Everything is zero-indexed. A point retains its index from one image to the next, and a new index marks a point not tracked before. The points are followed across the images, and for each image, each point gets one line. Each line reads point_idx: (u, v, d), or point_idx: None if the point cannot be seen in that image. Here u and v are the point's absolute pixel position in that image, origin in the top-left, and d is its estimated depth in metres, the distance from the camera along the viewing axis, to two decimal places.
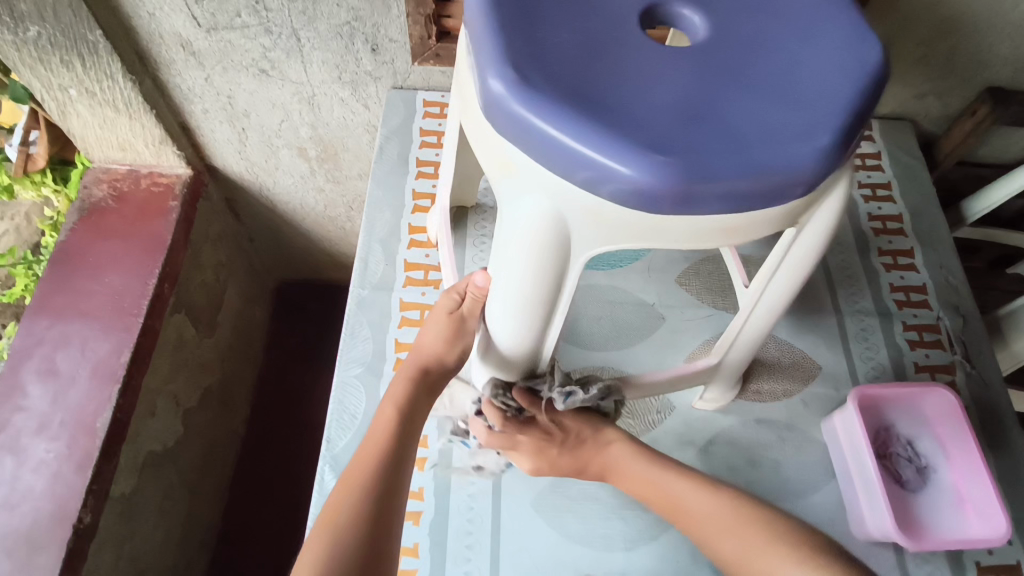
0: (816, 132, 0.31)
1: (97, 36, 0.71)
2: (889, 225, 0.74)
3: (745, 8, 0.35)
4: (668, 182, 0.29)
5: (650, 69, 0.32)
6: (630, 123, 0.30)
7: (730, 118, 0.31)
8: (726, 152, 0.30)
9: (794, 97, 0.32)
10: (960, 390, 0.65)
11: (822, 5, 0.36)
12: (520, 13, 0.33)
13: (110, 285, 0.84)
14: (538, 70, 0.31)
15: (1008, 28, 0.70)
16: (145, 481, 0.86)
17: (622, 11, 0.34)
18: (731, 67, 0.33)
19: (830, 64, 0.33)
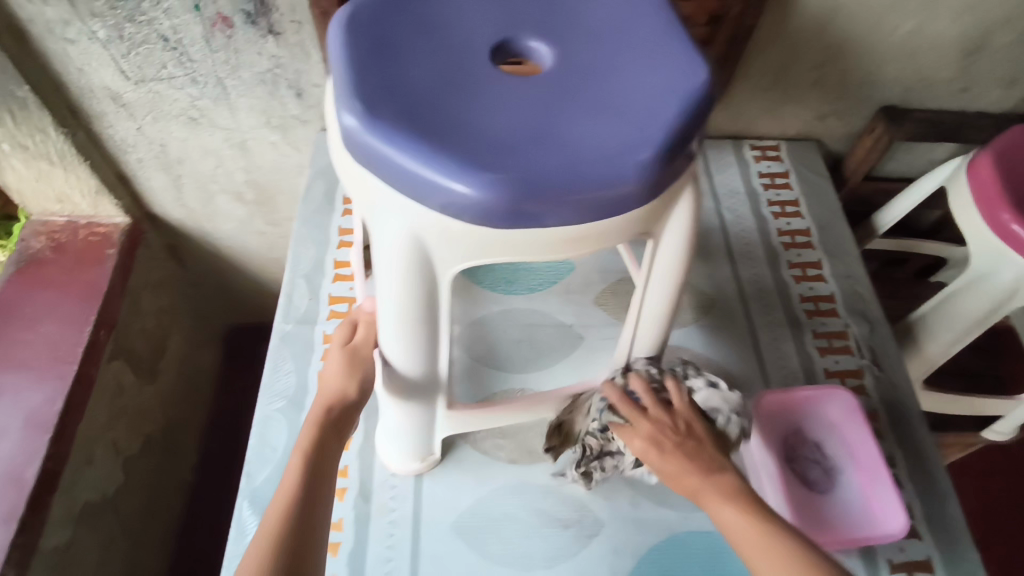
0: (646, 145, 0.33)
1: (25, 93, 0.72)
2: (798, 239, 0.78)
3: (590, 37, 0.38)
4: (505, 199, 0.31)
5: (495, 96, 0.34)
6: (469, 145, 0.32)
7: (566, 136, 0.33)
8: (559, 170, 0.32)
9: (628, 115, 0.34)
10: (869, 392, 0.67)
11: (663, 32, 0.38)
12: (376, 50, 0.35)
13: (44, 334, 0.84)
14: (384, 101, 0.33)
15: (887, 50, 0.75)
16: (81, 532, 0.85)
17: (475, 45, 0.37)
18: (573, 91, 0.35)
19: (666, 84, 0.36)
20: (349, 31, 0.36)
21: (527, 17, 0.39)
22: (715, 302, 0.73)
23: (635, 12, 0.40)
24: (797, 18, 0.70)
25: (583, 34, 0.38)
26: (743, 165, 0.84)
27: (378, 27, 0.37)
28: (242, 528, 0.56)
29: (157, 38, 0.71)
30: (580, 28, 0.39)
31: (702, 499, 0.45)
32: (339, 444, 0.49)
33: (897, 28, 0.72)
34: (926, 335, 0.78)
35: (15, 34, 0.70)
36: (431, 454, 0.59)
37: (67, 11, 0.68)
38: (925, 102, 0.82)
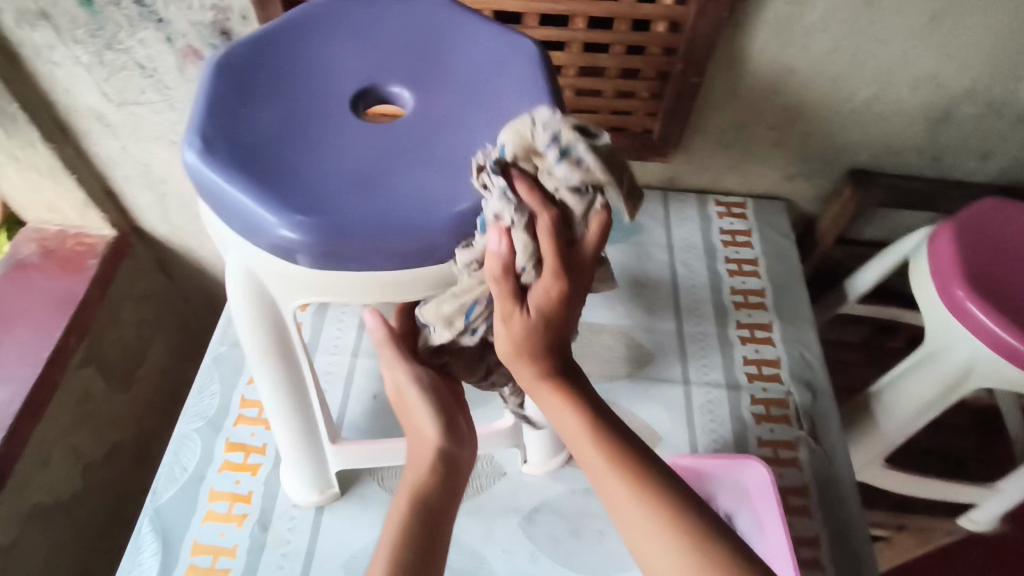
0: (454, 202, 0.36)
1: (15, 108, 0.79)
2: (751, 299, 0.76)
3: (444, 91, 0.41)
4: (313, 243, 0.35)
5: (330, 145, 0.38)
6: (290, 190, 0.36)
7: (384, 187, 0.36)
8: (367, 215, 0.35)
9: (448, 171, 0.37)
10: (803, 466, 0.64)
11: (514, 87, 0.41)
12: (237, 97, 0.39)
13: (16, 336, 0.87)
14: (224, 141, 0.37)
15: (850, 114, 0.74)
16: (28, 532, 0.87)
17: (332, 95, 0.40)
18: (405, 144, 0.38)
19: (497, 140, 0.39)
20: (220, 75, 0.40)
21: (391, 70, 0.42)
22: (653, 357, 0.71)
23: (497, 69, 0.42)
24: (750, 77, 0.71)
25: (438, 89, 0.41)
26: (704, 220, 0.83)
27: (247, 74, 0.41)
28: (137, 545, 0.57)
29: (134, 65, 0.77)
30: (438, 82, 0.42)
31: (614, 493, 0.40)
32: (457, 481, 0.46)
33: (857, 93, 0.72)
34: (883, 413, 0.73)
35: (8, 56, 0.76)
36: (330, 487, 0.59)
37: (52, 37, 0.74)
38: (897, 167, 0.80)
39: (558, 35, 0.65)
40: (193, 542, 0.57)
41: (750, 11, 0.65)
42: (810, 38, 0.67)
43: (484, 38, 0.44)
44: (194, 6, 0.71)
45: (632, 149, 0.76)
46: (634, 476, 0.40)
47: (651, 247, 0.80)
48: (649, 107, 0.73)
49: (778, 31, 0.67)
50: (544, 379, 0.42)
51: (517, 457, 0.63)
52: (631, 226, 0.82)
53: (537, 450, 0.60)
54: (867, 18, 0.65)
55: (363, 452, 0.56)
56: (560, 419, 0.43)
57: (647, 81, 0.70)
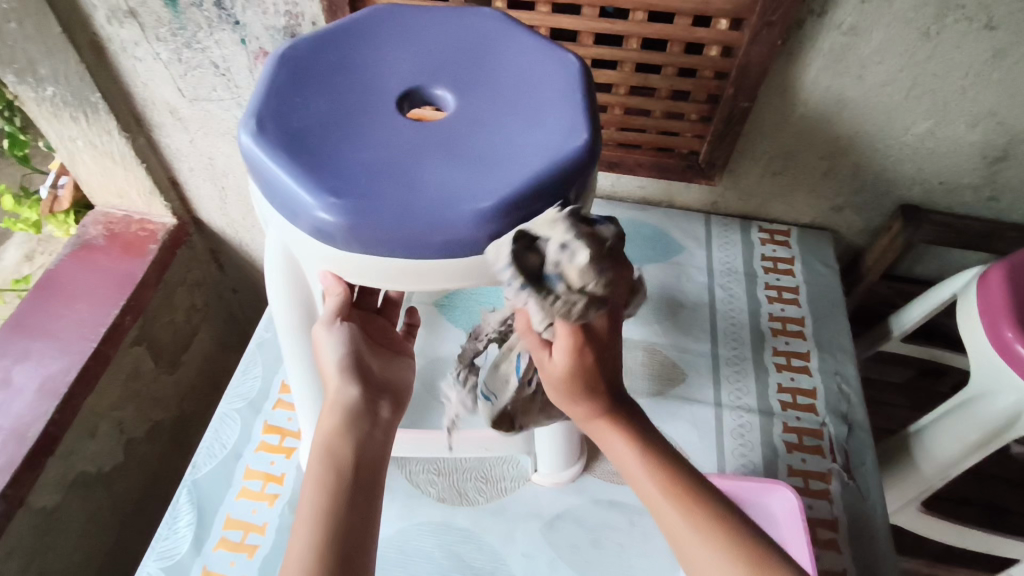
0: (479, 200, 0.37)
1: (97, 98, 0.85)
2: (789, 327, 0.75)
3: (486, 96, 0.43)
4: (343, 226, 0.37)
5: (371, 137, 0.40)
6: (329, 175, 0.38)
7: (416, 180, 0.38)
8: (394, 203, 0.37)
9: (479, 171, 0.38)
10: (835, 500, 0.63)
11: (554, 98, 0.43)
12: (293, 86, 0.42)
13: (78, 311, 0.92)
14: (275, 124, 0.40)
15: (903, 149, 0.73)
16: (72, 498, 0.91)
17: (380, 92, 0.43)
18: (441, 143, 0.40)
19: (529, 145, 0.40)
20: (281, 66, 0.43)
21: (438, 74, 0.44)
22: (685, 376, 0.71)
23: (538, 81, 0.44)
24: (802, 105, 0.71)
25: (480, 95, 0.43)
26: (747, 245, 0.83)
27: (304, 66, 0.44)
28: (174, 515, 0.59)
29: (209, 64, 0.82)
30: (482, 88, 0.44)
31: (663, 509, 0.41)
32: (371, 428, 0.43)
33: (912, 127, 0.71)
34: (923, 454, 0.71)
35: (95, 50, 0.82)
36: None
37: (137, 34, 0.79)
38: (950, 205, 0.78)
39: (612, 53, 0.67)
40: (226, 516, 0.59)
41: (806, 41, 0.66)
42: (866, 70, 0.67)
43: (531, 52, 0.46)
44: (268, 10, 0.76)
45: (677, 169, 0.77)
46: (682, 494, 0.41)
47: (690, 268, 0.80)
48: (697, 129, 0.73)
49: (833, 62, 0.67)
50: (601, 418, 0.42)
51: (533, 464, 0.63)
52: (671, 246, 0.82)
53: (548, 460, 0.60)
54: (925, 53, 0.64)
55: None
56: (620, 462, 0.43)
57: (696, 103, 0.71)
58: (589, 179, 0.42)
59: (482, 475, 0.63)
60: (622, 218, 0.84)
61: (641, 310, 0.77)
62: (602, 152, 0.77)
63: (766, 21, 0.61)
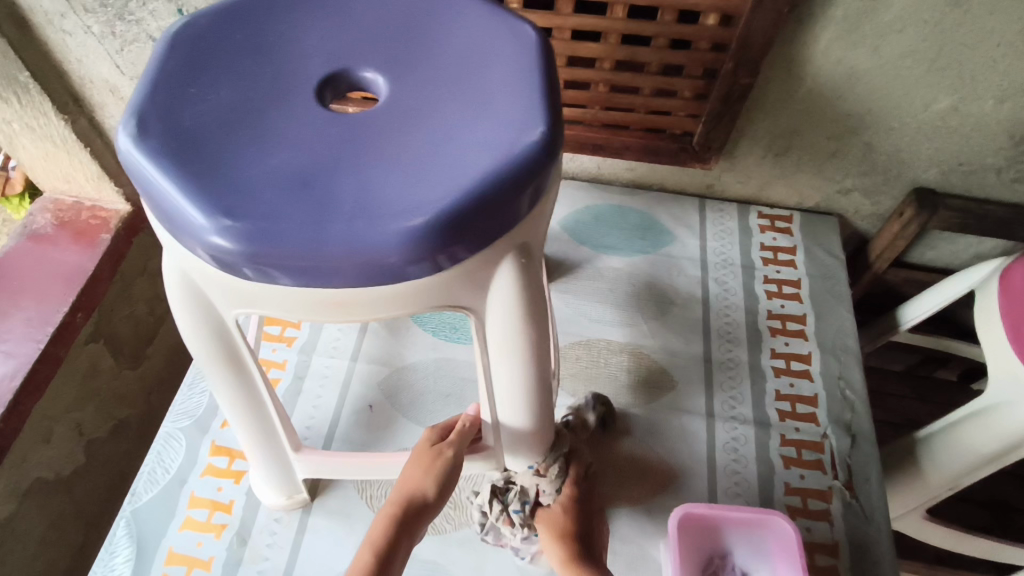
0: (413, 212, 0.30)
1: (26, 78, 0.76)
2: (789, 326, 0.69)
3: (426, 78, 0.36)
4: (242, 249, 0.29)
5: (280, 137, 0.32)
6: (221, 186, 0.30)
7: (330, 189, 0.30)
8: (302, 219, 0.29)
9: (412, 176, 0.31)
10: (835, 520, 0.57)
11: (508, 81, 0.35)
12: (189, 75, 0.35)
13: (23, 308, 0.86)
14: (162, 124, 0.32)
15: (921, 127, 0.66)
16: (28, 506, 0.86)
17: (296, 79, 0.35)
18: (366, 143, 0.32)
19: (476, 141, 0.32)
20: (175, 50, 0.36)
21: (365, 54, 0.37)
22: (675, 383, 0.65)
23: (489, 58, 0.36)
24: (809, 80, 0.63)
25: (419, 79, 0.36)
26: (744, 233, 0.76)
27: (203, 49, 0.36)
28: (111, 550, 0.54)
29: (145, 38, 0.73)
30: (422, 70, 0.36)
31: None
32: (408, 546, 0.47)
33: (932, 103, 0.63)
34: (931, 463, 0.66)
35: (18, 23, 0.73)
36: (299, 493, 0.56)
37: (62, 5, 0.70)
38: (970, 188, 0.71)
39: (593, 24, 0.58)
40: (169, 551, 0.54)
41: (816, 9, 0.57)
42: (884, 40, 0.59)
43: (479, 24, 0.38)
44: None
45: (669, 152, 0.69)
46: None
47: (682, 260, 0.73)
48: (690, 108, 0.65)
49: (846, 32, 0.59)
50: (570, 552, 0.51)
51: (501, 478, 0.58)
52: (661, 235, 0.75)
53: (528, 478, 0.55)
54: (952, 20, 0.56)
55: (329, 463, 0.52)
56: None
57: (690, 79, 0.63)
58: (550, 178, 0.34)
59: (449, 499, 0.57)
60: (608, 204, 0.77)
61: (628, 307, 0.70)
62: (585, 133, 0.69)
63: None
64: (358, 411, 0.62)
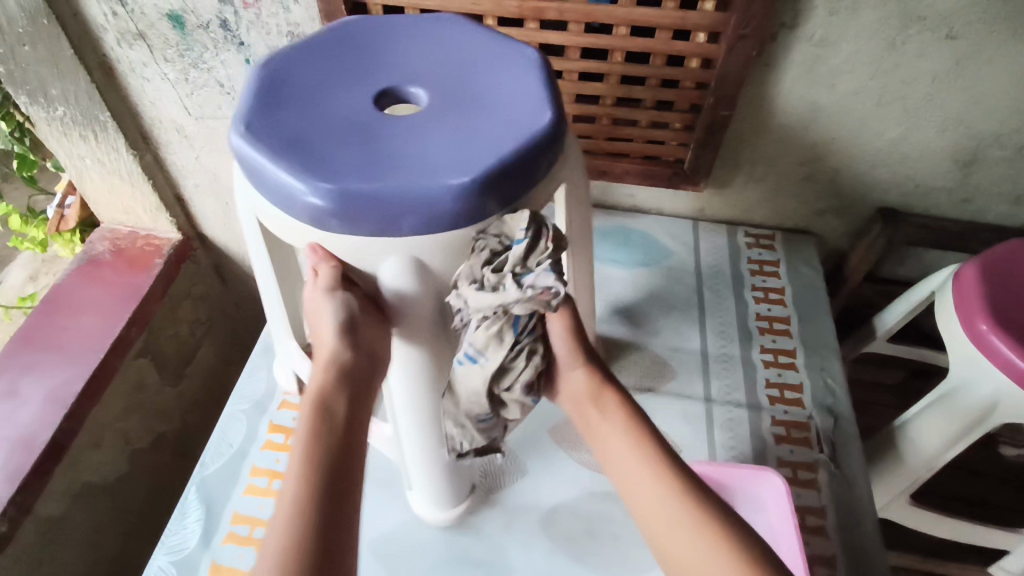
0: (471, 172, 0.40)
1: (106, 117, 0.88)
2: (775, 326, 0.78)
3: (446, 105, 0.46)
4: (341, 207, 0.40)
5: (352, 127, 0.44)
6: (266, 117, 0.44)
7: (315, 145, 0.42)
8: (272, 150, 0.42)
9: (460, 148, 0.42)
10: (822, 487, 0.64)
11: (492, 133, 0.43)
12: (280, 91, 0.46)
13: (84, 323, 0.95)
14: (274, 71, 0.48)
15: (879, 154, 0.77)
16: (76, 508, 0.92)
17: (369, 79, 0.48)
18: (422, 128, 0.44)
19: (425, 156, 0.42)
20: (325, 36, 0.51)
21: (410, 74, 0.49)
22: (676, 373, 0.73)
23: (496, 111, 0.45)
24: (781, 113, 0.74)
25: (455, 88, 0.47)
26: (733, 250, 0.86)
27: (288, 75, 0.48)
28: (184, 510, 0.61)
29: (215, 83, 0.84)
30: (453, 83, 0.48)
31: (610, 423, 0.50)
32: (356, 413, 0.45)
33: (886, 132, 0.74)
34: (907, 446, 0.73)
35: (105, 70, 0.84)
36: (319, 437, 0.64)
37: (146, 55, 0.82)
38: (926, 208, 0.82)
39: (597, 66, 0.70)
40: (233, 512, 0.61)
41: (778, 56, 0.69)
42: (839, 79, 0.70)
43: (497, 50, 0.50)
44: (271, 31, 0.76)
45: (664, 176, 0.80)
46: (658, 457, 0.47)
47: (680, 271, 0.83)
48: (681, 137, 0.76)
49: (805, 73, 0.70)
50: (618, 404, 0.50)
51: (512, 461, 0.66)
52: (660, 251, 0.85)
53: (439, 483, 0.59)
54: (892, 61, 0.67)
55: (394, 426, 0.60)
56: (621, 452, 0.48)
57: (680, 112, 0.74)
58: (469, 214, 0.41)
59: (480, 470, 0.65)
60: (612, 224, 0.88)
61: (632, 310, 0.79)
62: (592, 161, 0.80)
63: (740, 34, 0.65)
64: None
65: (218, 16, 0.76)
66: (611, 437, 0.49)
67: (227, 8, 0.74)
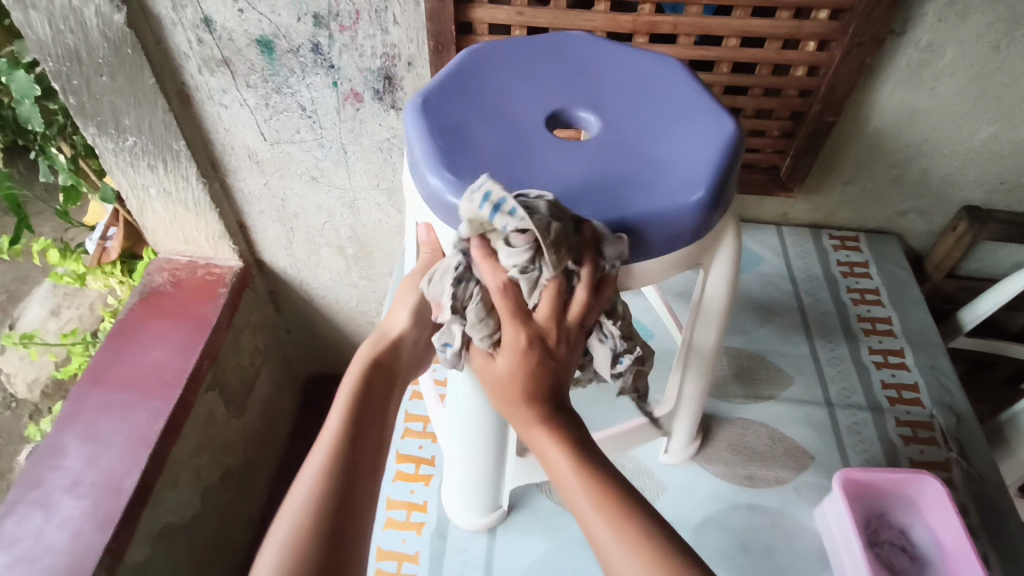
0: (591, 218, 0.38)
1: (180, 145, 0.86)
2: (879, 326, 0.78)
3: (610, 137, 0.43)
4: (460, 201, 0.39)
5: (510, 141, 0.42)
6: (443, 103, 0.44)
7: (471, 145, 0.41)
8: (429, 136, 0.42)
9: (597, 193, 0.39)
10: (958, 487, 0.65)
11: (634, 187, 0.40)
12: (464, 87, 0.45)
13: (156, 359, 0.92)
14: (472, 62, 0.47)
15: (970, 153, 0.78)
16: (158, 552, 0.88)
17: (550, 95, 0.45)
18: (573, 162, 0.41)
19: (558, 186, 0.39)
20: (532, 39, 0.50)
21: (587, 94, 0.46)
22: (793, 378, 0.73)
23: (649, 162, 0.41)
24: (876, 117, 0.76)
25: (625, 118, 0.44)
26: (822, 253, 0.86)
27: (478, 71, 0.47)
28: None
29: (296, 107, 0.83)
30: (627, 113, 0.44)
31: (532, 441, 0.41)
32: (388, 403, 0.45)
33: (979, 132, 0.76)
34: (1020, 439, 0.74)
35: (182, 98, 0.83)
36: (498, 508, 0.61)
37: (227, 82, 0.81)
38: (1010, 204, 0.83)
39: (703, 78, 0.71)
40: (378, 548, 0.59)
41: (883, 60, 0.70)
42: (939, 82, 0.72)
43: (686, 92, 0.46)
44: (365, 53, 0.76)
45: (759, 183, 0.81)
46: (619, 512, 0.38)
47: (773, 276, 0.84)
48: (779, 145, 0.77)
49: (909, 76, 0.71)
50: (540, 420, 0.41)
51: (652, 477, 0.65)
52: (750, 257, 0.85)
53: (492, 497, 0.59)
54: (995, 64, 0.69)
55: (550, 461, 0.57)
56: (544, 454, 0.41)
57: (779, 120, 0.75)
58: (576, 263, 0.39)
59: None
60: None
61: (735, 318, 0.79)
62: None
63: (857, 41, 0.66)
64: None
65: (311, 40, 0.75)
66: (555, 462, 0.40)
67: (322, 32, 0.74)
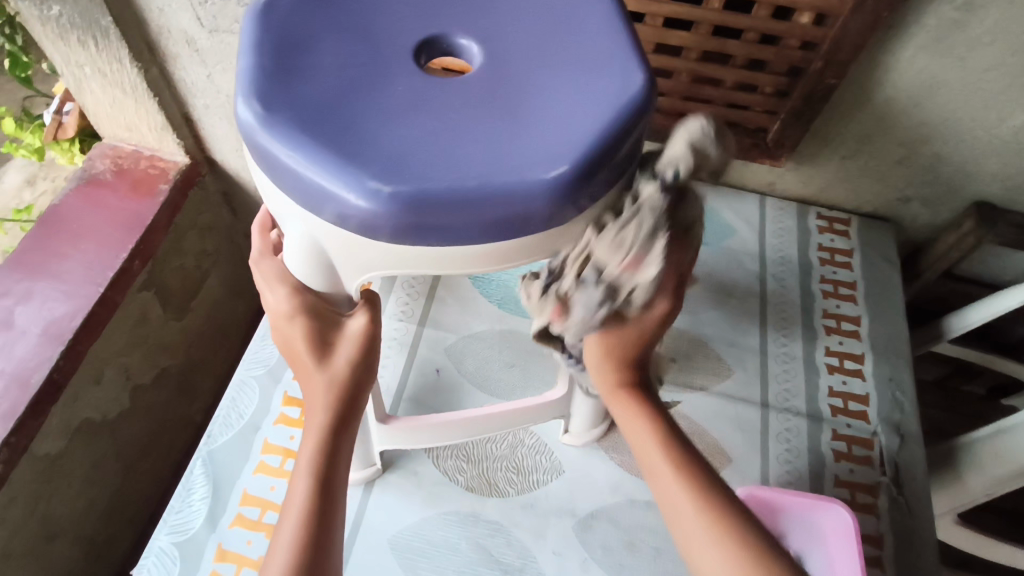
0: (410, 182, 0.29)
1: (108, 23, 0.77)
2: (844, 325, 0.70)
3: (479, 81, 0.34)
4: (261, 138, 0.31)
5: (354, 70, 0.33)
6: (291, 9, 0.35)
7: (301, 69, 0.33)
8: (254, 52, 0.33)
9: (432, 149, 0.31)
10: (881, 514, 0.59)
11: (484, 151, 0.31)
12: None
13: (83, 252, 0.87)
14: None
15: (994, 142, 0.67)
16: (75, 445, 0.88)
17: (429, 17, 0.36)
18: (419, 107, 0.32)
19: (386, 137, 0.31)
20: None
21: (475, 21, 0.37)
22: (731, 372, 0.67)
23: (516, 120, 0.32)
24: (890, 86, 0.64)
25: (507, 61, 0.35)
26: (803, 233, 0.77)
27: None
28: (188, 486, 0.57)
29: None
30: (514, 55, 0.35)
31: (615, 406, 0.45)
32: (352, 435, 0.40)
33: (1008, 118, 0.64)
34: (969, 468, 0.68)
35: None
36: (373, 465, 0.57)
37: None
38: None
39: (691, 12, 0.59)
40: (243, 492, 0.57)
41: (908, 16, 0.58)
42: (971, 51, 0.60)
43: (600, 36, 0.36)
44: None
45: (741, 146, 0.71)
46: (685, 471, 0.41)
47: (742, 254, 0.75)
48: (769, 104, 0.66)
49: (937, 40, 0.59)
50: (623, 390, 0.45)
51: (549, 459, 0.60)
52: (721, 229, 0.77)
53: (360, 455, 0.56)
54: None
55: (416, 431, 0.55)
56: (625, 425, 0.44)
57: (773, 75, 0.64)
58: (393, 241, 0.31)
59: (513, 465, 0.60)
60: None
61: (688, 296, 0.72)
62: (663, 121, 0.70)
63: None
64: (425, 375, 0.64)
65: None
66: (632, 426, 0.44)
67: None
